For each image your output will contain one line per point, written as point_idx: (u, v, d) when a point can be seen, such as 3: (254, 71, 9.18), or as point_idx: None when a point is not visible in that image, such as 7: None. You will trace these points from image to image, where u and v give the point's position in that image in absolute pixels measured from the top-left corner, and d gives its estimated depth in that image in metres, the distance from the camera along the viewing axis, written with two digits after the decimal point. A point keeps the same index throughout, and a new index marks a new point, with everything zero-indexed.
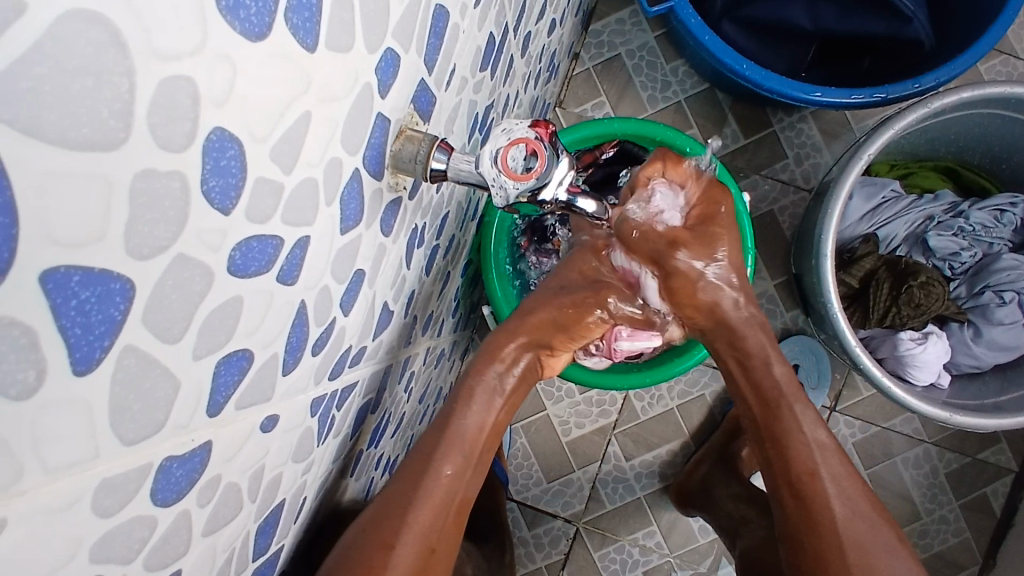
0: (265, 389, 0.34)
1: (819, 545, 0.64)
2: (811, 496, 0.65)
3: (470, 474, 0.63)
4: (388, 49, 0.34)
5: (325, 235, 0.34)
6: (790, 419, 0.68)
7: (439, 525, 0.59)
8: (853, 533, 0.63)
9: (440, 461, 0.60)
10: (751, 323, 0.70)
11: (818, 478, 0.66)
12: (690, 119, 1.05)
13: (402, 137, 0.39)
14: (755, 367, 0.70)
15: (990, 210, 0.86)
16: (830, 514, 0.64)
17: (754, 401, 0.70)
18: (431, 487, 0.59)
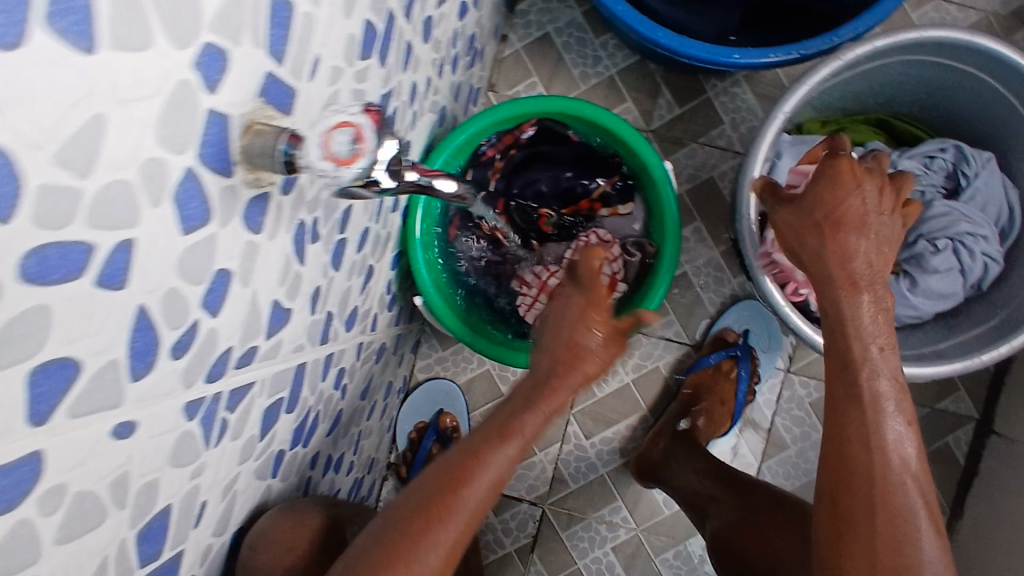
0: (111, 395, 0.34)
1: (851, 522, 0.58)
2: (853, 474, 0.60)
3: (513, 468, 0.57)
4: (210, 44, 0.33)
5: (157, 236, 0.33)
6: (866, 386, 0.62)
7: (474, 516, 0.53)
8: (895, 516, 0.57)
9: (468, 475, 0.53)
10: (859, 273, 0.64)
11: (864, 453, 0.60)
12: (623, 92, 1.04)
13: (250, 131, 0.38)
14: (862, 328, 0.63)
15: (920, 158, 0.86)
16: (869, 493, 0.58)
17: (829, 371, 0.65)
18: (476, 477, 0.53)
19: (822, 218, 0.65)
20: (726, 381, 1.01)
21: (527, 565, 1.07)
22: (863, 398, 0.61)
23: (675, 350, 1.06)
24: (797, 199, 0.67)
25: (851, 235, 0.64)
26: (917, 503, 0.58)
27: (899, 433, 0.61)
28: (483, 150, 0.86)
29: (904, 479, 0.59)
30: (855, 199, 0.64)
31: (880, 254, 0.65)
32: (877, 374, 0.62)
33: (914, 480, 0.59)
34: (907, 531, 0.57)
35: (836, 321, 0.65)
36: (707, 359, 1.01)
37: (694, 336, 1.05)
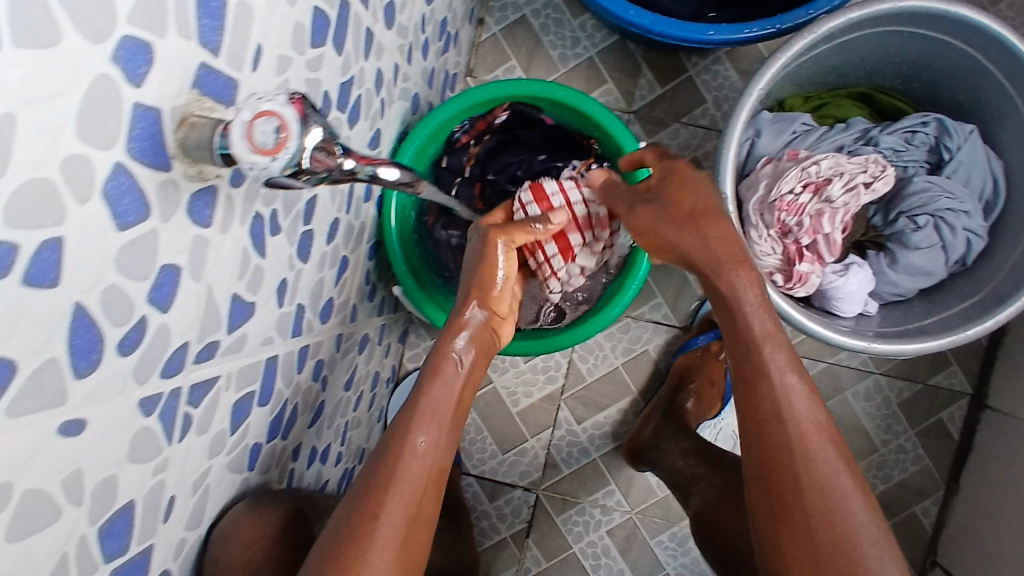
0: (54, 394, 0.34)
1: (779, 490, 0.58)
2: (770, 449, 0.60)
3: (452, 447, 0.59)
4: (130, 36, 0.33)
5: (89, 232, 0.33)
6: (766, 361, 0.61)
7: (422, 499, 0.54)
8: (823, 486, 0.57)
9: (410, 440, 0.56)
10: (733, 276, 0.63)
11: (780, 422, 0.60)
12: (604, 73, 1.03)
13: (186, 125, 0.38)
14: (741, 311, 0.63)
15: (901, 133, 0.85)
16: (792, 460, 0.59)
17: (730, 350, 0.64)
18: (411, 457, 0.55)
19: (680, 224, 0.65)
20: (714, 362, 1.01)
21: (523, 550, 1.07)
22: (771, 368, 0.61)
23: (664, 333, 1.05)
24: (658, 198, 0.66)
25: (712, 226, 0.64)
26: (834, 452, 0.59)
27: (803, 398, 0.60)
28: (457, 137, 0.85)
29: (812, 434, 0.59)
30: (702, 198, 0.66)
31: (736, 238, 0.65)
32: (770, 345, 0.62)
33: (822, 434, 0.60)
34: (832, 488, 0.57)
35: (723, 308, 0.65)
36: (695, 340, 1.00)
37: (682, 318, 1.05)
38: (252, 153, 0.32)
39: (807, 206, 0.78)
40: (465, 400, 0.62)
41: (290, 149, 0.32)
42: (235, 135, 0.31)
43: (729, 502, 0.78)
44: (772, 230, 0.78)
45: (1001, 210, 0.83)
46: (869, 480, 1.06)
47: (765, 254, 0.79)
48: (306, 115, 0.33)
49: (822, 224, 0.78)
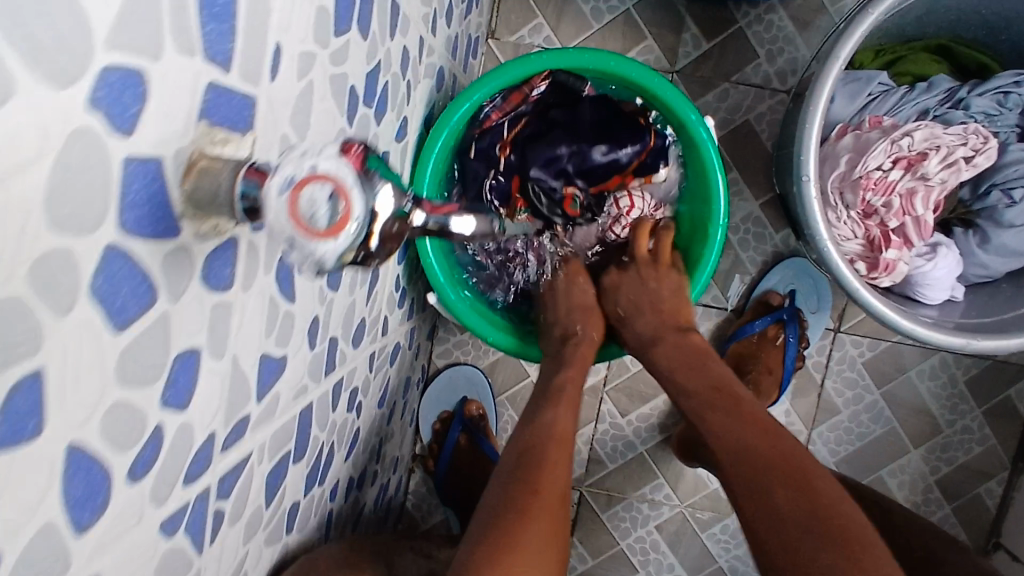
0: (52, 564, 0.25)
1: (784, 516, 0.51)
2: (756, 497, 0.54)
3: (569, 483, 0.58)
4: (118, 66, 0.23)
5: (80, 349, 0.24)
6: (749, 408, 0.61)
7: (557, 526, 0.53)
8: (833, 522, 0.50)
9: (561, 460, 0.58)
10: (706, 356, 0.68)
11: (777, 451, 0.56)
12: (642, 29, 0.90)
13: (195, 171, 0.28)
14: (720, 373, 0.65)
15: (993, 94, 0.73)
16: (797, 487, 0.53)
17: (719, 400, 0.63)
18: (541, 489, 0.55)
19: (632, 304, 0.75)
20: (772, 349, 0.91)
21: (567, 548, 1.02)
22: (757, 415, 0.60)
23: (713, 317, 0.97)
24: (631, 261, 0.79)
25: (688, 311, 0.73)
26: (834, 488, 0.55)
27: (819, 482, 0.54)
28: (487, 113, 0.77)
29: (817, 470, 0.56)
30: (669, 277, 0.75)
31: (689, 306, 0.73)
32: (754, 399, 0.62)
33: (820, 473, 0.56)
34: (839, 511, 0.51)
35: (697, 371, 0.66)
36: (752, 326, 0.92)
37: (733, 301, 0.96)
38: (297, 236, 0.22)
39: (897, 184, 0.68)
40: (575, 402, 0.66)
41: (353, 224, 0.23)
42: (273, 206, 0.23)
43: None
44: (853, 211, 0.69)
45: None
46: (932, 464, 0.99)
47: (844, 238, 0.70)
48: (369, 173, 0.25)
49: (914, 204, 0.68)
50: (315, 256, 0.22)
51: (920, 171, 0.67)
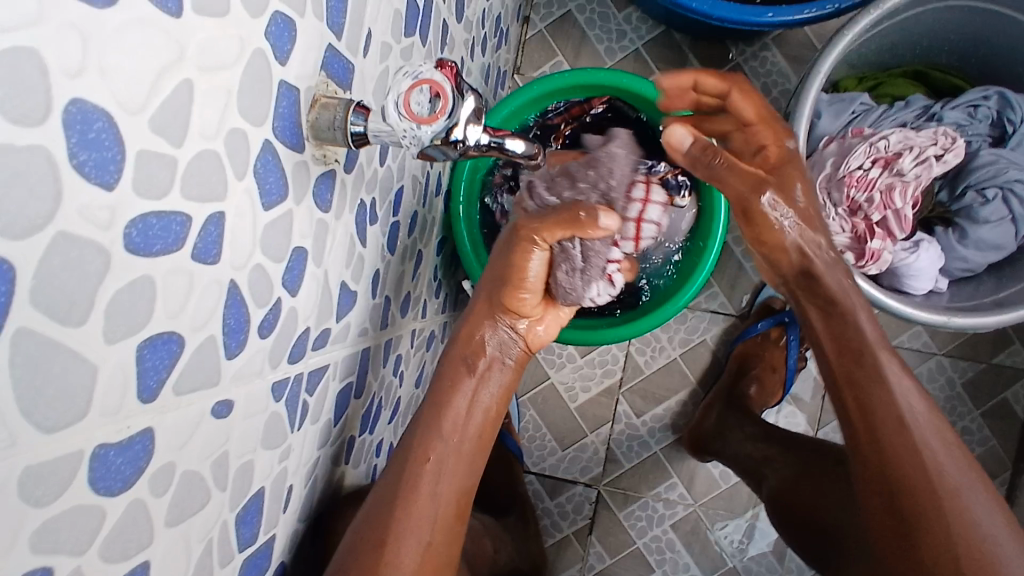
0: (209, 373, 0.33)
1: (915, 514, 0.55)
2: (879, 464, 0.59)
3: (467, 462, 0.63)
4: (279, 13, 0.33)
5: (243, 211, 0.33)
6: (868, 359, 0.63)
7: (436, 522, 0.58)
8: (905, 492, 0.56)
9: (435, 450, 0.61)
10: (831, 270, 0.68)
11: (879, 389, 0.61)
12: (650, 65, 1.03)
13: (317, 106, 0.38)
14: (828, 292, 0.67)
15: (965, 107, 0.84)
16: (897, 460, 0.58)
17: (835, 356, 0.65)
18: (420, 486, 0.59)
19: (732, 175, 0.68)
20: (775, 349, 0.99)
21: (586, 548, 1.06)
22: (885, 373, 0.62)
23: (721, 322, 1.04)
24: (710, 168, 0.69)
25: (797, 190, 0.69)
26: (956, 453, 0.58)
27: (917, 397, 0.61)
28: (549, 116, 0.84)
29: (935, 437, 0.58)
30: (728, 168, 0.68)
31: (807, 220, 0.69)
32: (883, 350, 0.63)
33: (945, 441, 0.59)
34: (975, 543, 0.53)
35: (812, 288, 0.68)
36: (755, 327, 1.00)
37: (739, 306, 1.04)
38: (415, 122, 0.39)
39: (877, 181, 0.77)
40: (489, 417, 0.66)
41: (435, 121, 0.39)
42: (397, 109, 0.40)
43: (807, 481, 0.79)
44: (840, 208, 0.78)
45: None
46: None
47: (833, 232, 0.79)
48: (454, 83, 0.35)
49: (893, 198, 0.77)
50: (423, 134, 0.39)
51: (896, 167, 0.77)
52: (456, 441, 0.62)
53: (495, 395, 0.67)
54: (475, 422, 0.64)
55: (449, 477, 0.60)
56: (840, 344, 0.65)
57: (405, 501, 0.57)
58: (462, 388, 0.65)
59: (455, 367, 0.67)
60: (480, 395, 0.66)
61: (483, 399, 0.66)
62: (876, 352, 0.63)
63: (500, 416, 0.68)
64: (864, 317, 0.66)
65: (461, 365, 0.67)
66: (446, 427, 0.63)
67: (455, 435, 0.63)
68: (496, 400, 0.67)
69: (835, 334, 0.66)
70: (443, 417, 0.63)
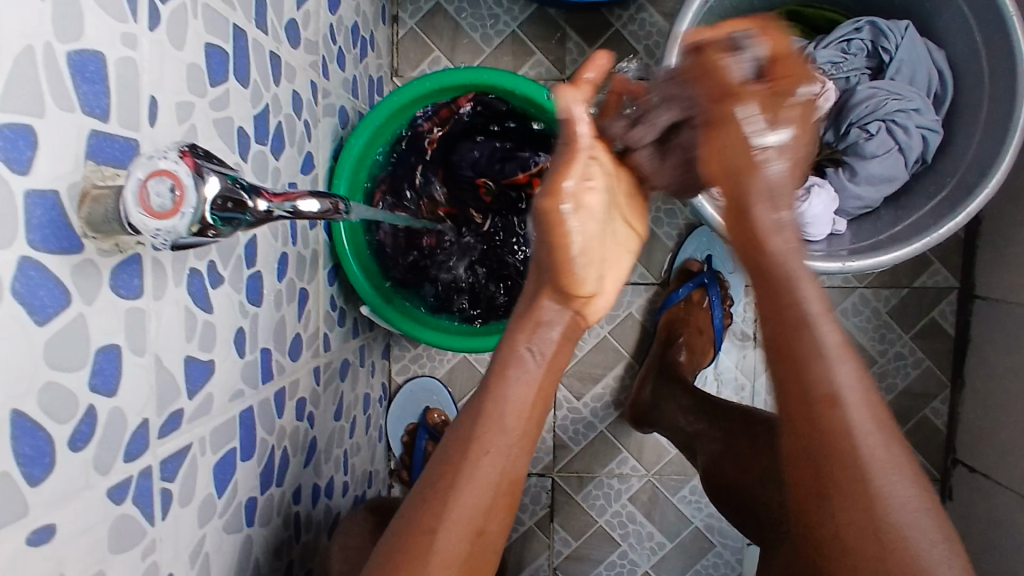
0: (14, 508, 0.32)
1: (836, 509, 0.47)
2: (797, 454, 0.49)
3: (528, 451, 0.53)
4: (6, 125, 0.32)
5: (5, 338, 0.31)
6: (791, 307, 0.49)
7: (490, 510, 0.51)
8: (823, 486, 0.47)
9: (491, 444, 0.51)
10: (779, 214, 0.49)
11: (816, 355, 0.48)
12: (529, 46, 1.00)
13: (88, 199, 0.36)
14: (766, 257, 0.50)
15: (837, 44, 0.84)
16: (823, 442, 0.48)
17: (758, 303, 0.51)
18: (475, 474, 0.50)
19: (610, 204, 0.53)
20: (700, 312, 0.99)
21: (551, 535, 1.07)
22: (826, 346, 0.48)
23: (644, 292, 1.04)
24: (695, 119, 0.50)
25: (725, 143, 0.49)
26: (895, 442, 0.48)
27: (855, 382, 0.48)
28: (419, 122, 0.82)
29: (864, 419, 0.47)
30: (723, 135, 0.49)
31: (793, 160, 0.51)
32: (827, 322, 0.48)
33: (880, 422, 0.48)
34: (893, 526, 0.46)
35: (744, 228, 0.50)
36: (676, 294, 0.99)
37: (660, 274, 1.04)
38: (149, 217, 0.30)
39: None
40: (547, 387, 0.55)
41: (188, 209, 0.30)
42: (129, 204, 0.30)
43: (750, 452, 0.75)
44: None
45: (952, 101, 0.82)
46: None
47: None
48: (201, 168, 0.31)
49: None
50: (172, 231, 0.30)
51: None
52: (522, 419, 0.53)
53: (538, 389, 0.54)
54: (540, 398, 0.54)
55: (509, 464, 0.52)
56: (770, 308, 0.50)
57: (451, 492, 0.50)
58: (512, 367, 0.53)
59: (516, 330, 0.54)
60: (536, 375, 0.54)
61: (535, 371, 0.54)
62: (828, 321, 0.49)
63: (556, 378, 0.56)
64: (805, 278, 0.50)
65: (528, 324, 0.54)
66: (507, 419, 0.52)
67: (518, 426, 0.52)
68: (553, 372, 0.55)
69: (767, 288, 0.50)
70: (504, 411, 0.52)
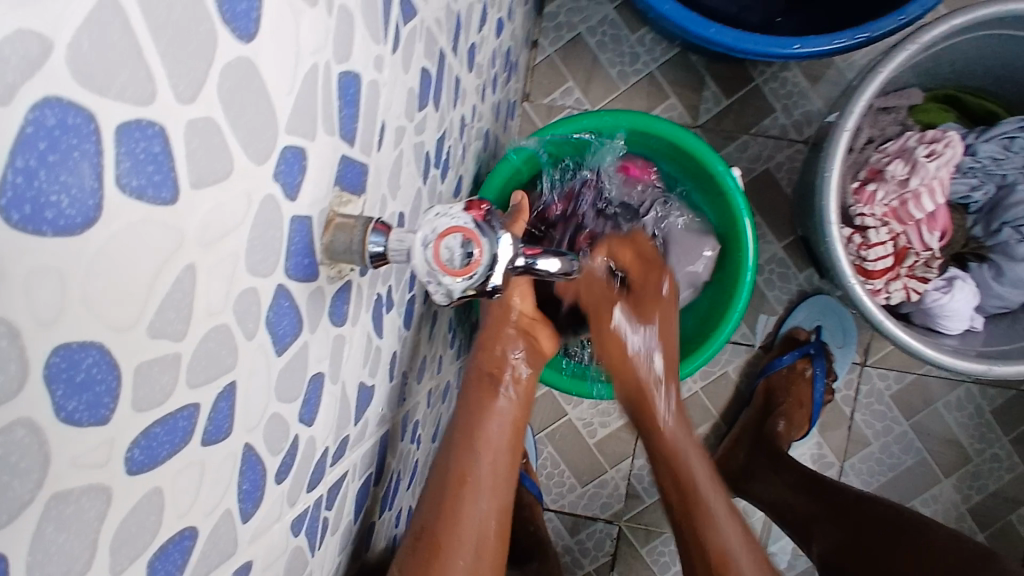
0: (226, 546, 0.30)
1: None
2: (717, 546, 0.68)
3: (506, 481, 0.59)
4: (289, 147, 0.29)
5: (256, 368, 0.30)
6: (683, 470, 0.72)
7: (480, 548, 0.55)
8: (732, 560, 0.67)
9: (473, 471, 0.57)
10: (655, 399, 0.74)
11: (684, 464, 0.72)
12: (665, 89, 0.98)
13: (332, 227, 0.35)
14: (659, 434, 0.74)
15: (998, 139, 0.80)
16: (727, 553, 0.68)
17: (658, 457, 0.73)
18: (463, 512, 0.55)
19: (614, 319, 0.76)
20: (802, 383, 0.97)
21: None
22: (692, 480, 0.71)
23: (743, 353, 1.02)
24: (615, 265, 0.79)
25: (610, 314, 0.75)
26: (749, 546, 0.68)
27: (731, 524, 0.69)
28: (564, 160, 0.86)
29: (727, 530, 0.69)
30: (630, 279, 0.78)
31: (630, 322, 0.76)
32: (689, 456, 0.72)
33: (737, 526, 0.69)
34: None
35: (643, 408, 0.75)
36: (781, 360, 0.98)
37: (761, 337, 1.02)
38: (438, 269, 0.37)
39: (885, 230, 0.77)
40: (520, 431, 0.63)
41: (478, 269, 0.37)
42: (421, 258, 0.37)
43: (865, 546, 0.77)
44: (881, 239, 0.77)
45: None
46: (964, 493, 1.01)
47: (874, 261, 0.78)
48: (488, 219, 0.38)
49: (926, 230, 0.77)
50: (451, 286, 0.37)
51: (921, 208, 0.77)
52: (492, 458, 0.59)
53: (510, 421, 0.62)
54: (510, 435, 0.61)
55: (493, 494, 0.57)
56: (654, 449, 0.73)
57: (445, 532, 0.54)
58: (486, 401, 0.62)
59: (477, 386, 0.64)
60: (510, 410, 0.63)
61: (512, 412, 0.63)
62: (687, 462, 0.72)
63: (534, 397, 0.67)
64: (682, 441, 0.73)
65: (486, 382, 0.64)
66: (478, 447, 0.59)
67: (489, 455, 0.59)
68: (521, 411, 0.64)
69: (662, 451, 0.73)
70: (476, 441, 0.59)
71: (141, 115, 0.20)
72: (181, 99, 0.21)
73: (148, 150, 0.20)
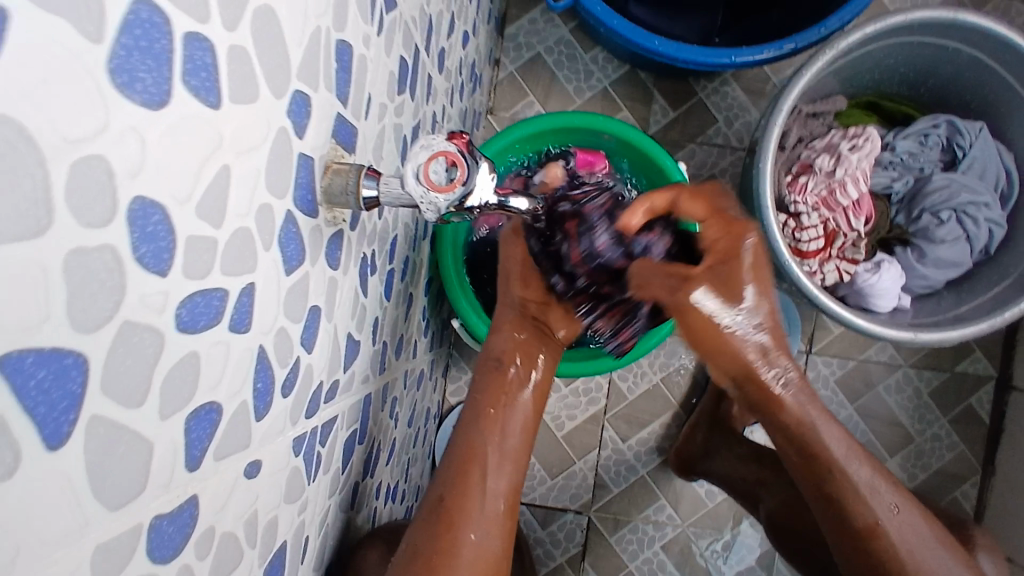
0: (242, 437, 0.35)
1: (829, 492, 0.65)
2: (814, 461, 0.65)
3: (513, 464, 0.61)
4: (298, 91, 0.35)
5: (270, 280, 0.35)
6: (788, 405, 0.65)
7: (489, 520, 0.57)
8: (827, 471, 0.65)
9: (480, 453, 0.59)
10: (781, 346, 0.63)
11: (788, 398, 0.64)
12: (618, 102, 1.07)
13: (330, 171, 0.40)
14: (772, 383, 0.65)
15: (915, 136, 0.91)
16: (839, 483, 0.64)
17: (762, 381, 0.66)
18: (472, 488, 0.58)
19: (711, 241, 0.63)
20: None
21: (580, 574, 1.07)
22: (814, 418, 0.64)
23: None
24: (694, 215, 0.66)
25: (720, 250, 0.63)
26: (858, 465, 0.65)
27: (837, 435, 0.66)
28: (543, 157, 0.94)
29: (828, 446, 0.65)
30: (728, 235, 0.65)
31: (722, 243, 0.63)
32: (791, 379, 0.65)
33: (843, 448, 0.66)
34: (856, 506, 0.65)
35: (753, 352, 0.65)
36: None
37: None
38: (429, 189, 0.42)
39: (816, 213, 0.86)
40: (528, 425, 0.64)
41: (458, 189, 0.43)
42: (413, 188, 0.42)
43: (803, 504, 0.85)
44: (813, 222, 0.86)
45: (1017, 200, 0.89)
46: (909, 470, 1.09)
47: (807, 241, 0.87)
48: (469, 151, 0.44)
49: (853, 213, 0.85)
50: (438, 202, 0.42)
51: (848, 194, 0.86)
52: (499, 442, 0.61)
53: (519, 411, 0.63)
54: (517, 423, 0.63)
55: (500, 476, 0.59)
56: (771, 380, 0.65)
57: (459, 506, 0.56)
58: (484, 394, 0.64)
59: (486, 374, 0.65)
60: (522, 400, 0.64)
61: (521, 405, 0.64)
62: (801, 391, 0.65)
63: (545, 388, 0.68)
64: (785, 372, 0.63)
65: (493, 371, 0.65)
66: (483, 440, 0.60)
67: (498, 448, 0.60)
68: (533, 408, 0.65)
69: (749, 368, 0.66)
70: (478, 428, 0.61)
71: (199, 31, 0.25)
72: (225, 25, 0.27)
73: (202, 59, 0.26)
